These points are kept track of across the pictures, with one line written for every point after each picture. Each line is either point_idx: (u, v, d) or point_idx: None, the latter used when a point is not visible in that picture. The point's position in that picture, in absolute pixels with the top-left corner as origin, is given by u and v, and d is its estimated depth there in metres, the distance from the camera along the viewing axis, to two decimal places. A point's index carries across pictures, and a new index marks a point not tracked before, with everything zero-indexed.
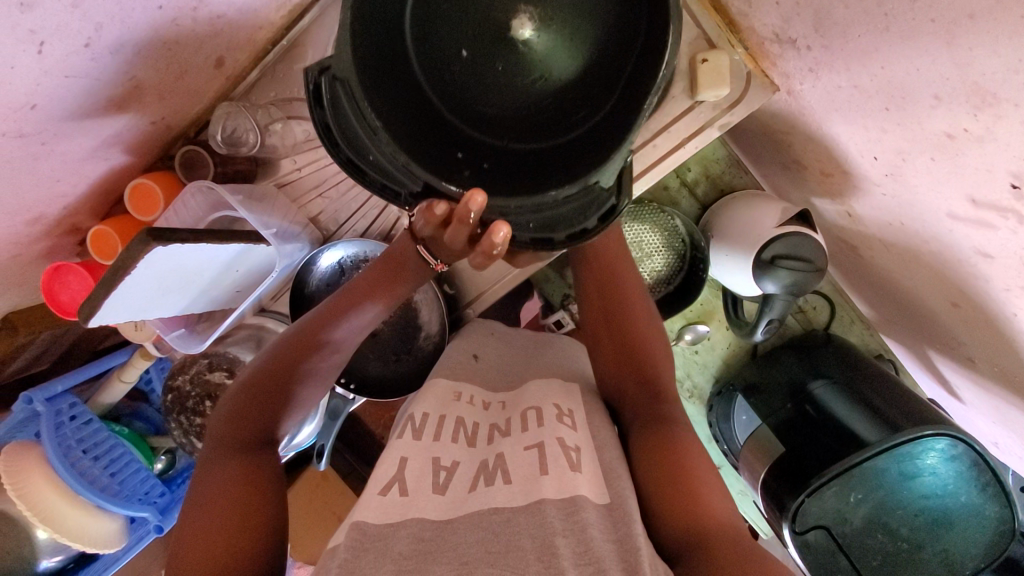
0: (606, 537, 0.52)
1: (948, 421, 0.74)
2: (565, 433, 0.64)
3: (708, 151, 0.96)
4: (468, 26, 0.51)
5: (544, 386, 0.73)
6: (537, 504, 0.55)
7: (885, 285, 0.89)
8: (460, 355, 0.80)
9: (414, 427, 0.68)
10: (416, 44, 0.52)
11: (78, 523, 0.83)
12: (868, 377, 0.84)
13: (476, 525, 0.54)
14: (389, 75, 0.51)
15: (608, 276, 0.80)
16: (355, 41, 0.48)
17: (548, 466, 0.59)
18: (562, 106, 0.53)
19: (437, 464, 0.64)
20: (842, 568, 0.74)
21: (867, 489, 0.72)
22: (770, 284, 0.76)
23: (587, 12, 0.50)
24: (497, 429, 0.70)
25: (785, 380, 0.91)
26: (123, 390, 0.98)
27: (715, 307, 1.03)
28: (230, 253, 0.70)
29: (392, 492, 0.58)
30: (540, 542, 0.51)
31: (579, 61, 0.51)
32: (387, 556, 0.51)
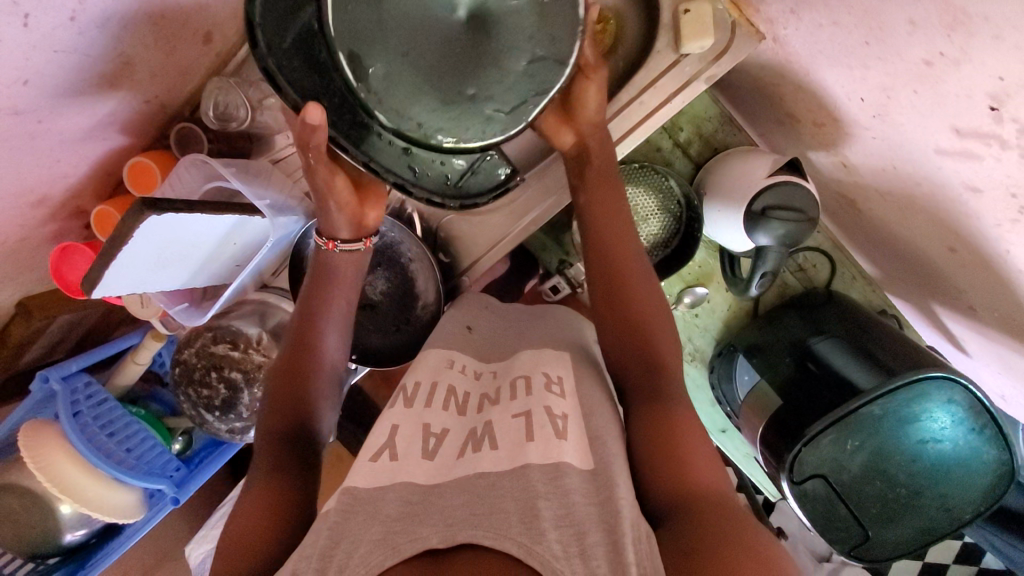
0: (590, 499, 0.53)
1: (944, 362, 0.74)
2: (552, 400, 0.64)
3: (701, 107, 0.94)
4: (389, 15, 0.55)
5: (537, 353, 0.73)
6: (522, 468, 0.56)
7: (883, 236, 0.88)
8: (455, 326, 0.81)
9: (406, 396, 0.69)
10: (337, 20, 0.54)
11: (98, 495, 0.85)
12: (868, 332, 0.84)
13: (462, 489, 0.55)
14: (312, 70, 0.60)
15: (604, 239, 0.74)
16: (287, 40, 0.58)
17: (534, 433, 0.60)
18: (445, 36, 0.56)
19: (427, 431, 0.66)
20: (840, 516, 0.74)
21: (864, 435, 0.71)
22: (763, 236, 0.75)
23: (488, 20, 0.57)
24: (486, 399, 0.71)
25: (786, 338, 0.91)
26: (137, 371, 1.01)
27: (713, 268, 1.02)
28: (223, 225, 0.72)
29: (382, 458, 0.61)
30: (523, 505, 0.52)
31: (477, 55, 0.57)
32: (376, 517, 0.53)
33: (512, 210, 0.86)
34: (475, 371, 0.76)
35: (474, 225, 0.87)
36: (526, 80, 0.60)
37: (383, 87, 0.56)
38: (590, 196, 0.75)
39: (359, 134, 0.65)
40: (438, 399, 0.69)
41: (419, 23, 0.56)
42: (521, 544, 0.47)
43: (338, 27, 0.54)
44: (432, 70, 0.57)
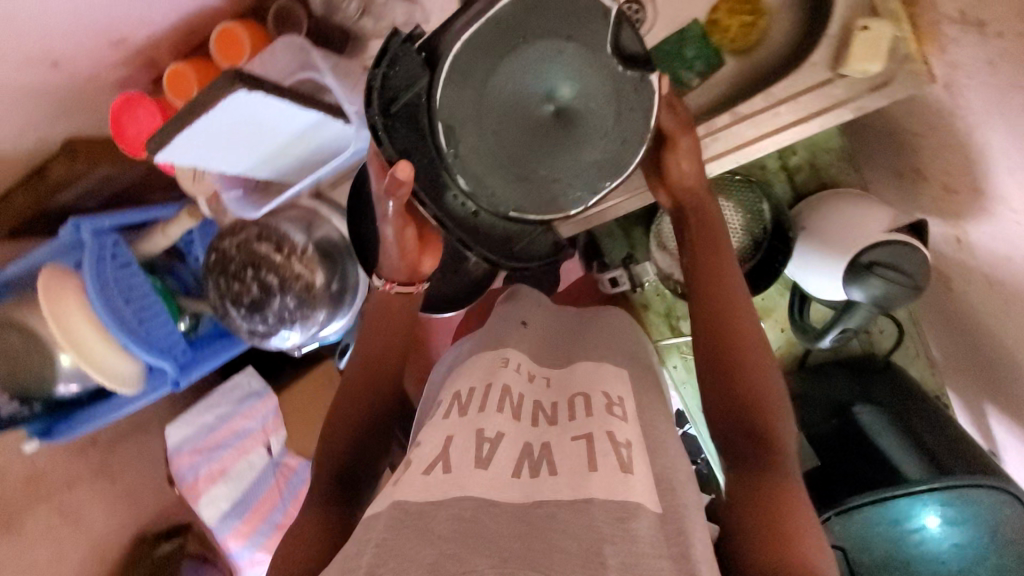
0: (660, 549, 0.50)
1: (1003, 471, 0.70)
2: (616, 425, 0.62)
3: (823, 136, 0.87)
4: (490, 98, 0.61)
5: (596, 368, 0.71)
6: (584, 503, 0.53)
7: (960, 323, 0.84)
8: (510, 322, 0.80)
9: (460, 404, 0.65)
10: (444, 91, 0.61)
11: (103, 359, 0.82)
12: (923, 414, 0.80)
13: (517, 517, 0.52)
14: (406, 122, 0.64)
15: (715, 282, 0.68)
16: (389, 91, 0.62)
17: (598, 462, 0.57)
18: (531, 123, 0.62)
19: (480, 435, 0.60)
20: None
21: (896, 523, 0.69)
22: (857, 291, 0.69)
23: (577, 115, 0.62)
24: (542, 411, 0.67)
25: (830, 395, 0.89)
26: (163, 243, 0.97)
27: (776, 305, 0.94)
28: (307, 122, 0.67)
29: (436, 470, 0.56)
30: (585, 547, 0.48)
31: (554, 145, 0.63)
32: (427, 536, 0.49)
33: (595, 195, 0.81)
34: (528, 373, 0.72)
35: None
36: (595, 173, 0.65)
37: (467, 155, 0.63)
38: (698, 257, 0.70)
39: (435, 188, 0.68)
40: (491, 403, 0.64)
41: (513, 106, 0.61)
42: None
43: (443, 100, 0.61)
44: (514, 150, 0.63)
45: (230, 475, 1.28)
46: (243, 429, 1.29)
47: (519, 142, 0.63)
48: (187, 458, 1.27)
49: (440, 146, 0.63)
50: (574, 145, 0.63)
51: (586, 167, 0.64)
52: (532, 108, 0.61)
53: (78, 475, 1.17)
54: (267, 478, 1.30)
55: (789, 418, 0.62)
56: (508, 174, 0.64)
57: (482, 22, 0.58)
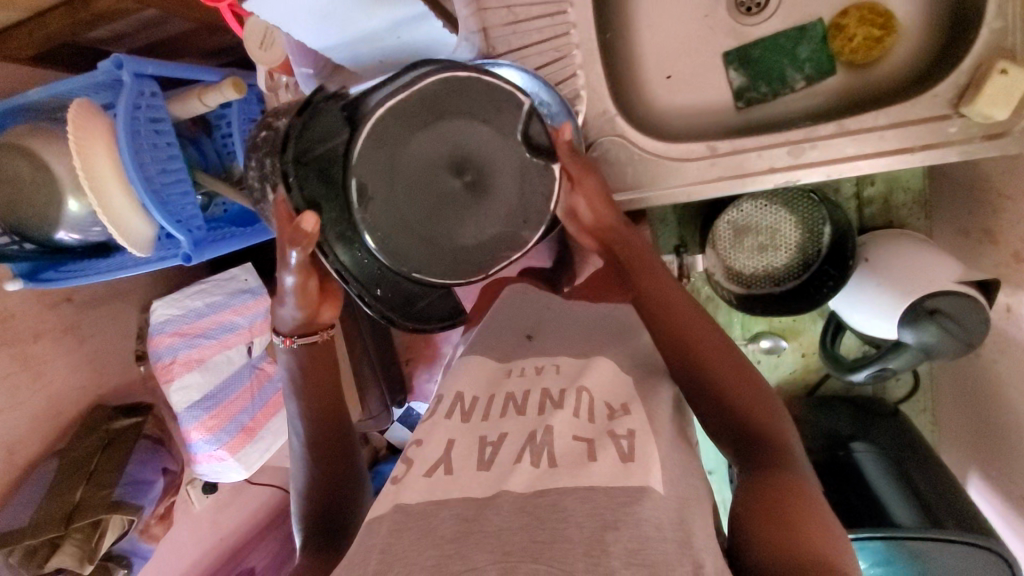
0: (665, 530, 0.48)
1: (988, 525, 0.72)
2: (618, 421, 0.59)
3: (904, 174, 0.87)
4: (412, 164, 0.57)
5: (603, 370, 0.65)
6: (587, 490, 0.51)
7: (974, 392, 0.85)
8: (514, 336, 0.77)
9: (462, 410, 0.65)
10: (365, 149, 0.55)
11: (121, 212, 0.76)
12: (921, 461, 0.81)
13: (519, 508, 0.50)
14: (315, 170, 0.56)
15: (673, 316, 0.67)
16: (307, 138, 0.56)
17: (599, 455, 0.54)
18: (453, 198, 0.58)
19: (483, 440, 0.59)
20: None
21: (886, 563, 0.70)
22: (909, 334, 0.69)
23: (495, 195, 0.60)
24: (548, 398, 0.62)
25: (826, 431, 0.89)
26: (196, 111, 0.91)
27: (805, 328, 0.93)
28: (404, 15, 0.62)
29: (437, 474, 0.57)
30: (589, 534, 0.47)
31: (472, 224, 0.59)
32: (428, 538, 0.49)
33: (681, 166, 0.75)
34: (536, 370, 0.69)
35: (634, 160, 0.76)
36: (498, 245, 0.61)
37: (379, 217, 0.56)
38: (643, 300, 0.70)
39: (334, 239, 0.57)
40: (496, 412, 0.63)
41: (425, 174, 0.57)
42: None
43: (360, 156, 0.55)
44: (420, 216, 0.57)
45: (207, 365, 1.22)
46: (231, 322, 1.24)
47: (428, 211, 0.57)
48: (168, 338, 1.18)
49: (350, 202, 0.55)
50: (493, 219, 0.60)
51: (491, 241, 0.61)
52: (452, 184, 0.58)
53: (47, 327, 1.12)
54: (243, 377, 1.27)
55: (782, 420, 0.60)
56: (416, 236, 0.58)
57: (410, 91, 0.55)
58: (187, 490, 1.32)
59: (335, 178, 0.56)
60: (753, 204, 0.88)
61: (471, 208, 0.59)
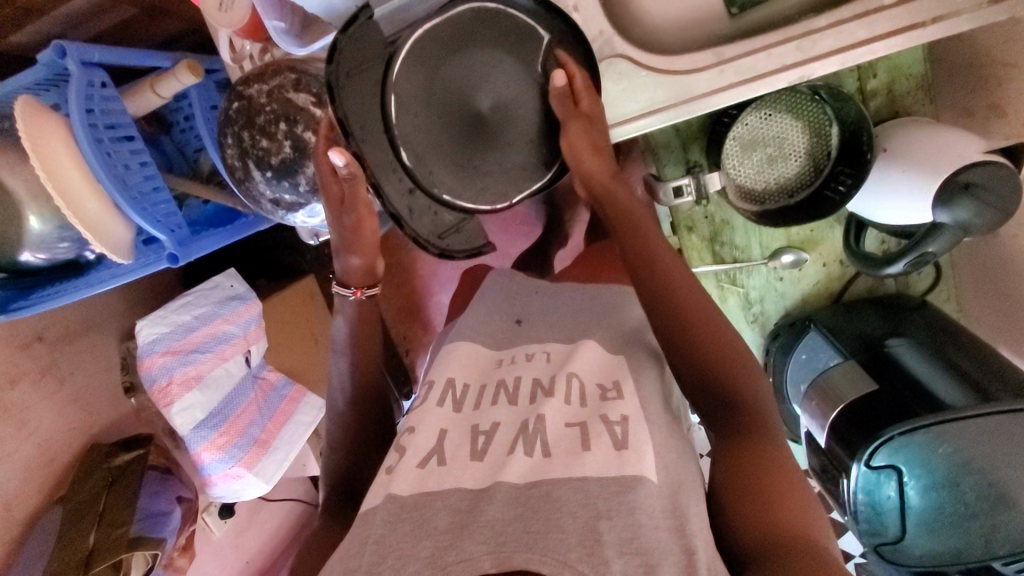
0: (658, 519, 0.51)
1: None
2: (609, 405, 0.61)
3: (905, 59, 0.84)
4: (446, 86, 0.59)
5: (592, 352, 0.67)
6: (579, 481, 0.53)
7: (993, 272, 0.86)
8: (503, 322, 0.78)
9: (454, 396, 0.67)
10: (405, 68, 0.58)
11: (96, 215, 0.69)
12: (961, 345, 0.80)
13: (513, 499, 0.52)
14: (356, 86, 0.57)
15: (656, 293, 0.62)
16: (352, 52, 0.57)
17: (590, 442, 0.57)
18: (484, 120, 0.60)
19: (476, 430, 0.62)
20: (889, 517, 0.72)
21: (960, 443, 0.68)
22: (943, 213, 0.67)
23: (523, 120, 0.61)
24: (540, 388, 0.65)
25: (855, 331, 0.88)
26: (153, 104, 0.84)
27: (825, 237, 0.92)
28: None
29: (430, 464, 0.58)
30: (582, 524, 0.49)
31: (503, 149, 0.61)
32: (423, 528, 0.52)
33: (689, 79, 0.71)
34: (526, 358, 0.71)
35: (633, 82, 0.72)
36: (522, 173, 0.63)
37: (416, 133, 0.59)
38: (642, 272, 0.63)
39: (373, 154, 0.59)
40: (486, 400, 0.65)
41: (454, 100, 0.59)
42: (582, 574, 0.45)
43: (398, 75, 0.57)
44: (452, 138, 0.60)
45: (206, 382, 1.14)
46: (224, 333, 1.16)
47: (459, 133, 0.60)
48: (161, 358, 1.10)
49: (388, 117, 0.58)
50: (522, 145, 0.62)
51: (518, 168, 0.63)
52: (481, 107, 0.59)
53: (24, 370, 1.02)
54: (246, 389, 1.20)
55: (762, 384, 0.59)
56: (447, 159, 0.61)
57: (445, 16, 0.58)
58: (204, 517, 1.24)
59: (377, 95, 0.58)
60: (757, 116, 0.85)
61: (502, 131, 0.61)
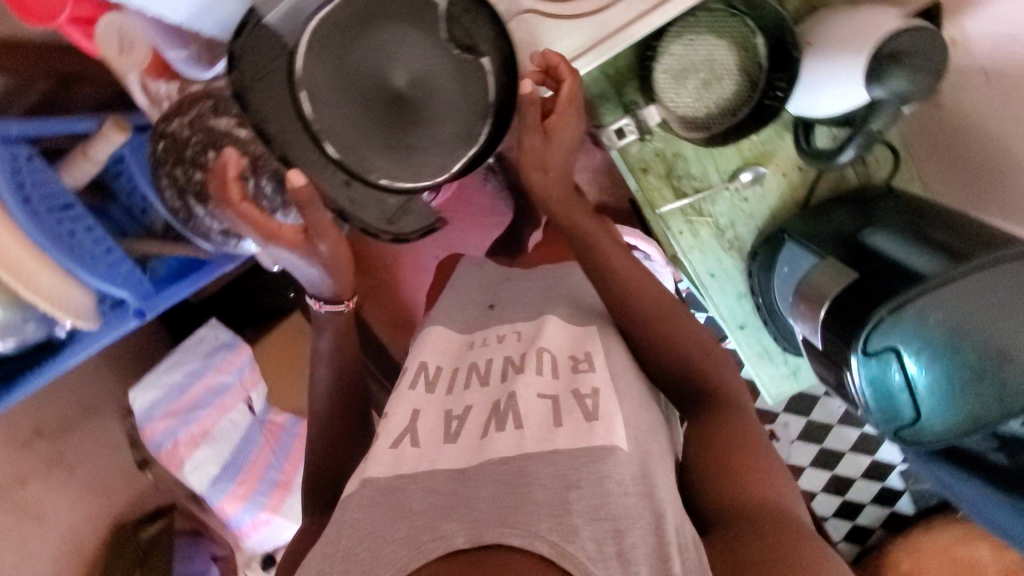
0: (628, 486, 0.53)
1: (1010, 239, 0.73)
2: (582, 378, 0.64)
3: None
4: (355, 68, 0.57)
5: (561, 326, 0.72)
6: (549, 453, 0.55)
7: (950, 140, 0.86)
8: (477, 308, 0.82)
9: (427, 377, 0.69)
10: (306, 60, 0.56)
11: (54, 287, 0.69)
12: (933, 219, 0.81)
13: (490, 476, 0.54)
14: (264, 90, 0.58)
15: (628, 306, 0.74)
16: (251, 58, 0.57)
17: (562, 418, 0.60)
18: (400, 96, 0.59)
19: (448, 416, 0.63)
20: (902, 398, 0.71)
21: (949, 307, 0.68)
22: (879, 89, 0.67)
23: (439, 90, 0.60)
24: (511, 365, 0.67)
25: (832, 231, 0.87)
26: (89, 170, 0.84)
27: (777, 147, 0.93)
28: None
29: (404, 445, 0.60)
30: (555, 494, 0.51)
31: (428, 123, 0.61)
32: (400, 512, 0.52)
33: (602, 18, 0.71)
34: (498, 338, 0.74)
35: (545, 35, 0.72)
36: (455, 143, 0.62)
37: (336, 122, 0.58)
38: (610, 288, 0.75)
39: (301, 155, 0.60)
40: (459, 383, 0.68)
41: (368, 81, 0.58)
42: (554, 544, 0.46)
43: (302, 68, 0.56)
44: (373, 120, 0.59)
45: (212, 437, 1.13)
46: (219, 384, 1.15)
47: (378, 113, 0.59)
48: (162, 422, 1.10)
49: (302, 114, 0.57)
50: (449, 114, 0.62)
51: (448, 139, 0.62)
52: (395, 84, 0.59)
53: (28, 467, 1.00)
54: (256, 436, 1.19)
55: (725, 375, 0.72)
56: (375, 144, 0.60)
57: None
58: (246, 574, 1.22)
59: (286, 94, 0.58)
60: (681, 44, 0.85)
61: (423, 105, 0.60)
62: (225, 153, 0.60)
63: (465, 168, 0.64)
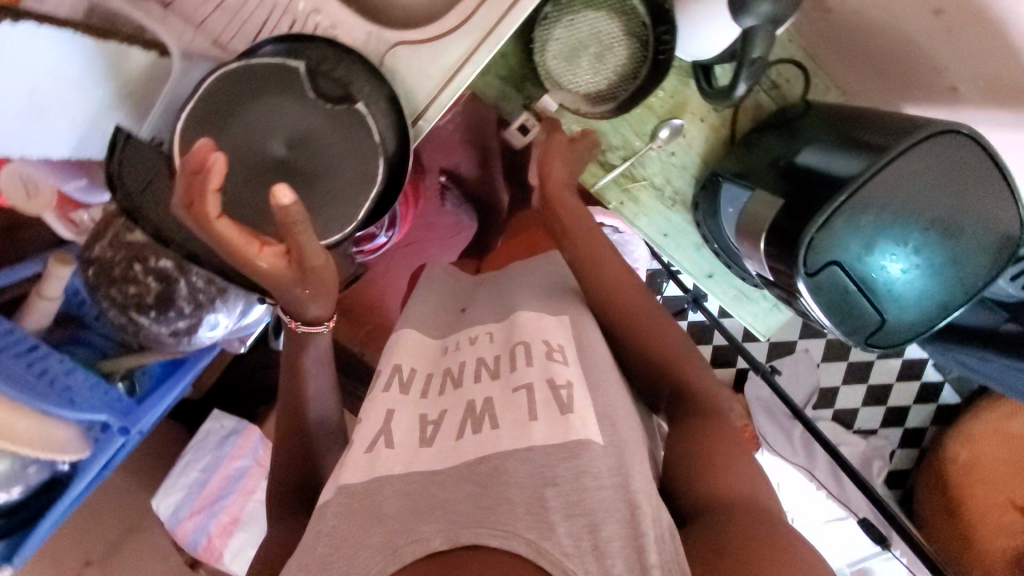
0: (604, 478, 0.56)
1: (932, 121, 0.71)
2: (556, 367, 0.66)
3: None
4: (235, 149, 0.61)
5: (537, 318, 0.74)
6: (527, 450, 0.58)
7: (847, 37, 0.86)
8: (450, 312, 0.85)
9: (400, 380, 0.71)
10: (185, 155, 0.59)
11: (29, 429, 0.70)
12: (862, 121, 0.78)
13: (464, 478, 0.57)
14: (150, 194, 0.63)
15: (608, 295, 0.81)
16: (130, 170, 0.62)
17: (538, 410, 0.61)
18: (284, 162, 0.62)
19: (424, 420, 0.66)
20: (859, 307, 0.70)
21: (876, 207, 0.67)
22: (750, 20, 0.68)
23: (320, 147, 0.63)
24: (485, 369, 0.69)
25: (767, 160, 0.85)
26: (49, 308, 0.87)
27: (687, 97, 0.93)
28: (65, 57, 0.53)
29: (378, 446, 0.62)
30: (530, 493, 0.54)
31: (319, 179, 0.63)
32: (376, 517, 0.55)
33: (468, 28, 0.73)
34: (471, 340, 0.76)
35: (421, 55, 0.74)
36: (352, 189, 0.64)
37: (229, 203, 0.62)
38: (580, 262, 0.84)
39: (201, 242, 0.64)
40: (433, 387, 0.70)
41: (249, 155, 0.62)
42: (529, 542, 0.50)
43: (184, 165, 0.59)
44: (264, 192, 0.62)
45: (242, 522, 1.16)
46: (238, 469, 1.19)
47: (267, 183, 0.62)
48: (190, 522, 1.14)
49: None
50: (337, 166, 0.63)
51: (341, 189, 0.63)
52: (274, 151, 0.62)
53: None
54: None
55: (707, 376, 0.78)
56: (273, 213, 0.62)
57: (195, 93, 0.59)
58: None
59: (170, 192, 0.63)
60: (563, 26, 0.85)
61: (307, 164, 0.62)
62: (210, 156, 0.51)
63: (370, 212, 0.65)
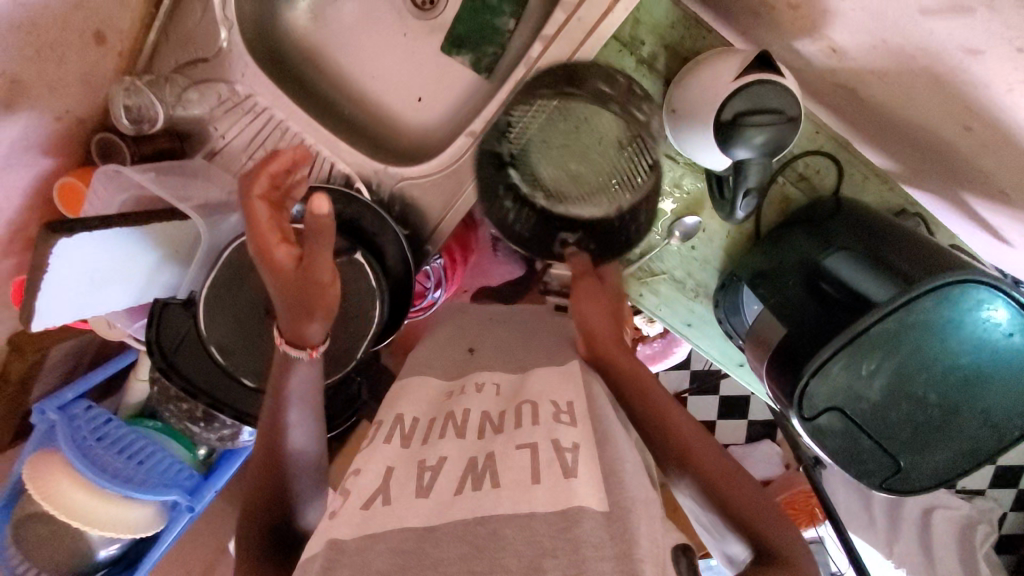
0: (604, 551, 0.47)
1: (962, 262, 0.64)
2: (561, 431, 0.59)
3: (663, 15, 0.82)
4: (241, 309, 0.71)
5: (544, 375, 0.70)
6: (527, 517, 0.50)
7: (895, 128, 0.76)
8: (457, 350, 0.83)
9: (403, 430, 0.66)
10: (208, 317, 0.71)
11: (108, 514, 0.88)
12: (896, 244, 0.69)
13: (458, 536, 0.50)
14: (184, 354, 0.79)
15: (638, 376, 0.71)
16: (167, 338, 0.78)
17: (541, 474, 0.54)
18: None
19: (422, 466, 0.60)
20: (865, 448, 0.66)
21: (881, 356, 0.62)
22: (742, 150, 0.67)
23: None
24: (489, 421, 0.65)
25: (796, 260, 0.76)
26: (143, 388, 1.03)
27: (704, 194, 0.91)
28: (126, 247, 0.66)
29: (375, 504, 0.56)
30: (527, 563, 0.47)
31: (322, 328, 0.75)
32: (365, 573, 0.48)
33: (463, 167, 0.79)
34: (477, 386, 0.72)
35: (427, 188, 0.81)
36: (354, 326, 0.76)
37: (242, 358, 0.73)
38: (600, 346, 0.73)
39: (225, 390, 0.79)
40: (433, 433, 0.65)
41: (254, 316, 0.72)
42: None
43: (206, 327, 0.71)
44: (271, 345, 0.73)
45: None
46: None
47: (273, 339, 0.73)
48: None
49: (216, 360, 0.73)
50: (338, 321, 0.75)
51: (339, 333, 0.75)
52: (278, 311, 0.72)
53: None
54: None
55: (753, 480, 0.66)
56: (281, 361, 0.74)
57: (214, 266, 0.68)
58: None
59: (198, 352, 0.79)
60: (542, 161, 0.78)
61: None
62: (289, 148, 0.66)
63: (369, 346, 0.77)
